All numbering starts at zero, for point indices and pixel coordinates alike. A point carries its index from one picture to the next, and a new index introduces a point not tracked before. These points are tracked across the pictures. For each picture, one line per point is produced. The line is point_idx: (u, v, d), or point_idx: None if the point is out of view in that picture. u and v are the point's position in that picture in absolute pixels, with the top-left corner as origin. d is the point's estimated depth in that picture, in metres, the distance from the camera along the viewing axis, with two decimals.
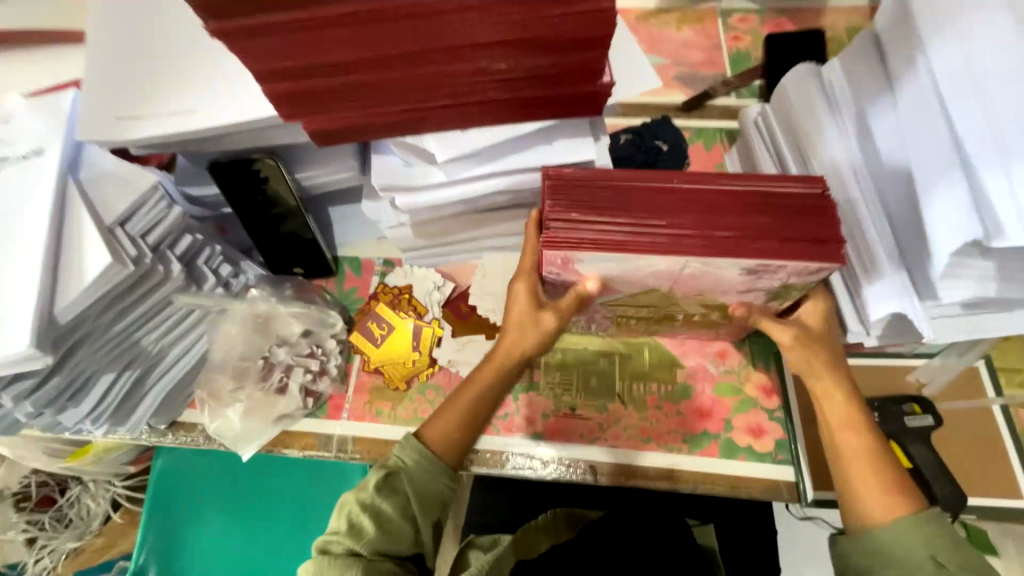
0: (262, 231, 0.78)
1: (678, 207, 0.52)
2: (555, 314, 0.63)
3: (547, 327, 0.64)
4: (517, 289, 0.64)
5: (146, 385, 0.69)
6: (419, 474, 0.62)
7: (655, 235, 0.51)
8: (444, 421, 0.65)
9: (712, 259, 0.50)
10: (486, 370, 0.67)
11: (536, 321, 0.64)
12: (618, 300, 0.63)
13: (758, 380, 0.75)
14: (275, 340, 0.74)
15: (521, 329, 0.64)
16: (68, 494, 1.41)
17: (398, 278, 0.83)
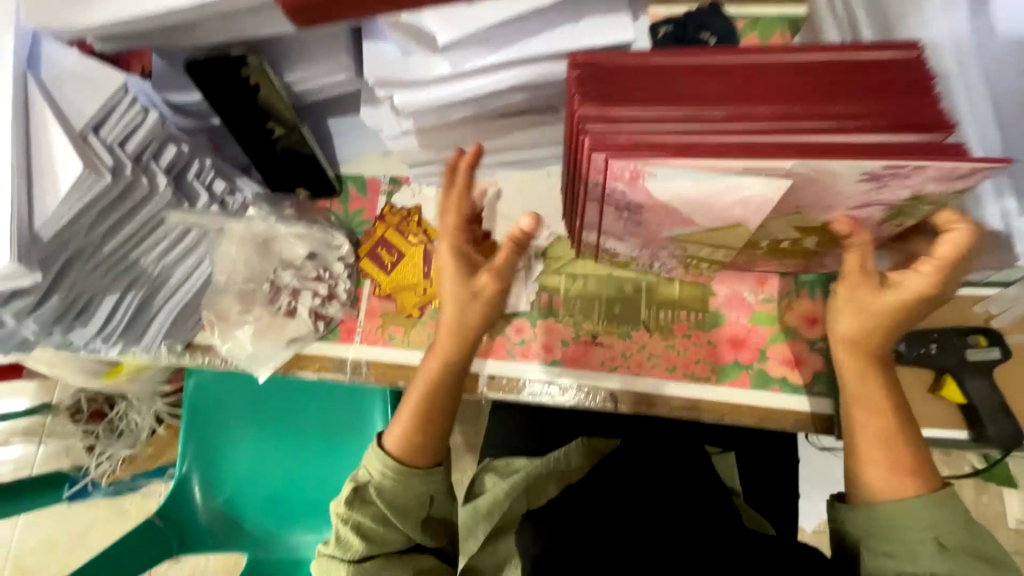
0: (256, 146, 0.71)
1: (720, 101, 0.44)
2: (489, 274, 0.54)
3: (487, 293, 0.55)
4: (440, 251, 0.56)
5: (154, 307, 0.67)
6: (390, 486, 0.57)
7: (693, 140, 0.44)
8: (399, 428, 0.58)
9: (775, 162, 0.42)
10: (430, 366, 0.57)
11: (467, 284, 0.54)
12: (692, 236, 0.57)
13: (800, 309, 0.68)
14: (278, 264, 0.71)
15: (463, 310, 0.55)
16: (118, 408, 1.53)
17: (405, 198, 0.77)
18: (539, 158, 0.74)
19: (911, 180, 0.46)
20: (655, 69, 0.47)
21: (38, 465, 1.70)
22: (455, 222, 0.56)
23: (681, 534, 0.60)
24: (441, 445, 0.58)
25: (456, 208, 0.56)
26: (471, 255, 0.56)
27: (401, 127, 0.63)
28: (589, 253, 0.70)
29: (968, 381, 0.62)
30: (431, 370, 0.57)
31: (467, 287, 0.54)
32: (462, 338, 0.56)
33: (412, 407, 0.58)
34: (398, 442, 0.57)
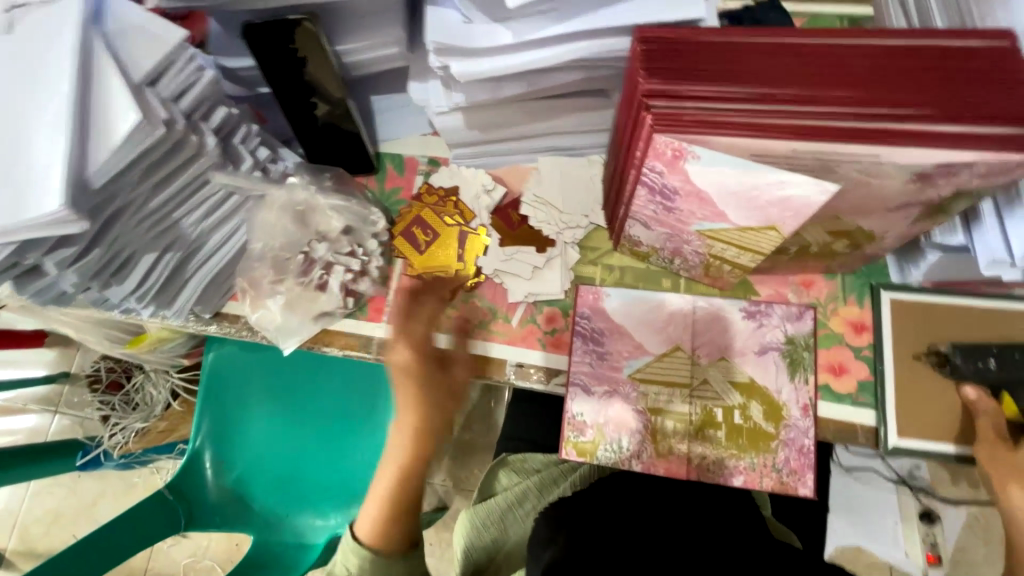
0: (303, 120, 0.70)
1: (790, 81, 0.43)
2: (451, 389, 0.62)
3: (444, 383, 0.61)
4: (394, 356, 0.61)
5: (187, 272, 0.67)
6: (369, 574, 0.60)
7: (755, 119, 0.42)
8: (368, 517, 0.61)
9: (836, 147, 0.41)
10: (393, 459, 0.61)
11: (416, 387, 0.59)
12: (650, 370, 0.65)
13: (848, 315, 0.65)
14: (314, 235, 0.70)
15: (428, 386, 0.60)
16: (134, 380, 1.55)
17: (442, 178, 0.76)
18: (584, 145, 0.73)
19: (991, 177, 0.43)
20: (723, 46, 0.45)
21: (51, 435, 1.71)
22: (405, 336, 0.62)
23: (703, 530, 0.56)
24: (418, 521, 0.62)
25: (403, 312, 0.63)
26: (426, 341, 0.62)
27: (450, 101, 0.62)
28: (627, 244, 0.67)
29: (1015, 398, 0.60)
30: (393, 469, 0.61)
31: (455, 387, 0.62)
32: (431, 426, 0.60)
33: (379, 500, 0.61)
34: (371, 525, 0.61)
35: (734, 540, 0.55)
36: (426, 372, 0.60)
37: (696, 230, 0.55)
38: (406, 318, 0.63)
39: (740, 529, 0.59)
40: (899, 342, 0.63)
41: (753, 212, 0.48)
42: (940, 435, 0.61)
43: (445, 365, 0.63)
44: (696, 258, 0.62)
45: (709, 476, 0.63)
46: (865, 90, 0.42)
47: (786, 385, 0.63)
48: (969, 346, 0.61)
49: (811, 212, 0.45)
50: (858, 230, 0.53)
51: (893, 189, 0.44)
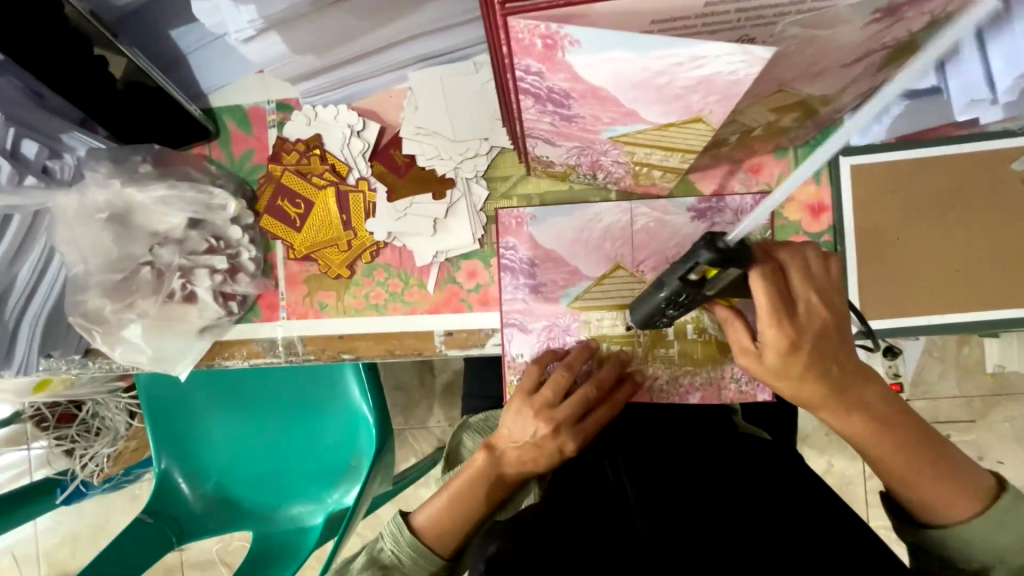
0: (81, 90, 0.51)
1: None
2: (578, 439, 0.55)
3: (572, 451, 0.55)
4: (530, 365, 0.57)
5: (9, 320, 0.54)
6: (406, 560, 0.56)
7: None
8: (432, 511, 0.57)
9: None
10: (476, 465, 0.57)
11: (530, 457, 0.55)
12: (589, 298, 0.57)
13: (804, 197, 0.56)
14: (151, 239, 0.55)
15: (534, 460, 0.55)
16: (87, 407, 1.44)
17: (297, 127, 0.59)
18: (459, 45, 0.55)
19: None
20: None
21: (36, 468, 1.58)
22: (523, 408, 0.55)
23: (688, 449, 0.52)
24: (467, 524, 0.57)
25: (535, 373, 0.56)
26: (563, 372, 0.55)
27: (244, 19, 0.44)
28: (539, 166, 0.54)
29: (978, 246, 0.55)
30: (459, 490, 0.57)
31: (588, 434, 0.55)
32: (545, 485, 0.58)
33: (444, 499, 0.57)
34: (427, 534, 0.57)
35: (725, 458, 0.50)
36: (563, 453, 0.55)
37: (608, 138, 0.42)
38: (532, 414, 0.55)
39: (735, 442, 0.54)
40: (863, 217, 0.55)
41: (670, 105, 0.35)
42: (910, 307, 0.55)
43: (577, 425, 0.55)
44: (620, 170, 0.50)
45: (668, 400, 0.58)
46: None
47: None
48: (642, 315, 0.47)
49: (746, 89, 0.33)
50: (808, 98, 0.41)
51: (848, 39, 0.32)
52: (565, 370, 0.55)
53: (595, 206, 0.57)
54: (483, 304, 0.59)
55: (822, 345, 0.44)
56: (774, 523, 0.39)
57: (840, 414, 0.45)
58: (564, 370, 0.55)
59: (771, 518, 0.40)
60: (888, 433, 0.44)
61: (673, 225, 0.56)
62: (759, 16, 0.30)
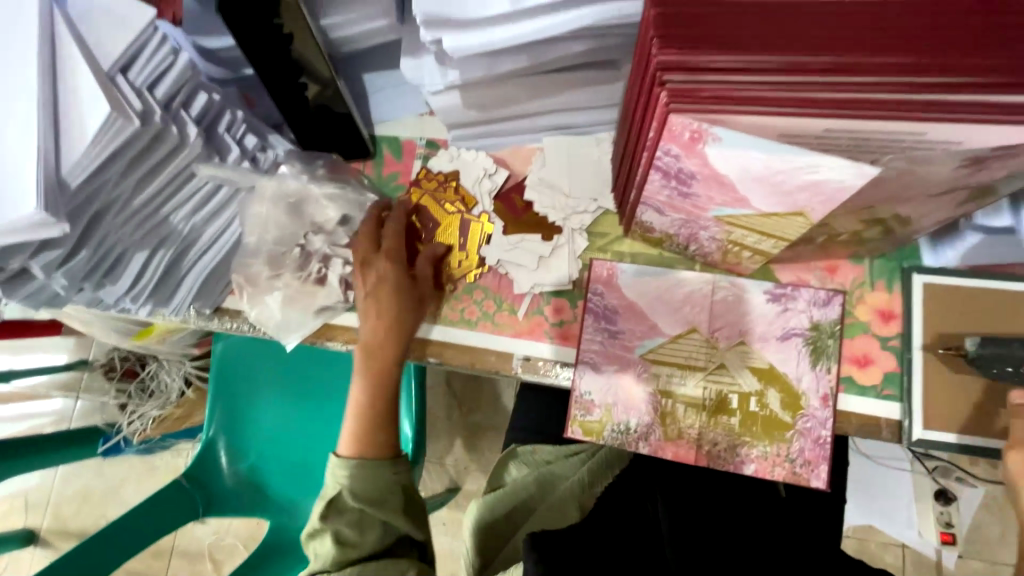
0: (290, 105, 0.65)
1: (826, 41, 0.37)
2: (389, 258, 0.65)
3: (385, 277, 0.64)
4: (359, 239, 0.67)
5: (183, 268, 0.65)
6: (356, 482, 0.60)
7: (780, 91, 0.38)
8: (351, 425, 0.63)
9: (879, 125, 0.36)
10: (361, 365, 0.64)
11: (386, 309, 0.63)
12: (662, 352, 0.63)
13: (875, 302, 0.61)
14: (310, 226, 0.68)
15: (386, 294, 0.63)
16: (148, 368, 1.47)
17: (441, 162, 0.72)
18: (589, 123, 0.67)
19: None
20: (756, 5, 0.38)
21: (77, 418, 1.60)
22: (357, 277, 0.65)
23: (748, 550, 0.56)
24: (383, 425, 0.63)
25: (371, 224, 0.67)
26: (369, 249, 0.66)
27: (444, 79, 0.57)
28: (638, 230, 0.63)
29: None
30: (366, 390, 0.64)
31: (397, 260, 0.65)
32: (395, 310, 0.63)
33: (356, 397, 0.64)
34: (350, 451, 0.62)
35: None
36: (391, 276, 0.64)
37: (713, 216, 0.51)
38: (360, 274, 0.65)
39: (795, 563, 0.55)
40: (934, 335, 0.59)
41: (778, 198, 0.44)
42: (973, 426, 0.57)
43: (383, 249, 0.66)
44: (713, 245, 0.58)
45: (724, 467, 0.60)
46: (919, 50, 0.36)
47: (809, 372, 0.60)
48: None
49: (847, 196, 0.41)
50: (893, 217, 0.48)
51: (939, 175, 0.40)
52: (361, 232, 0.66)
53: (680, 273, 0.64)
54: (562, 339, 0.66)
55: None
56: None
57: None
58: (362, 231, 0.67)
59: None
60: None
61: (751, 304, 0.62)
62: (866, 146, 0.39)
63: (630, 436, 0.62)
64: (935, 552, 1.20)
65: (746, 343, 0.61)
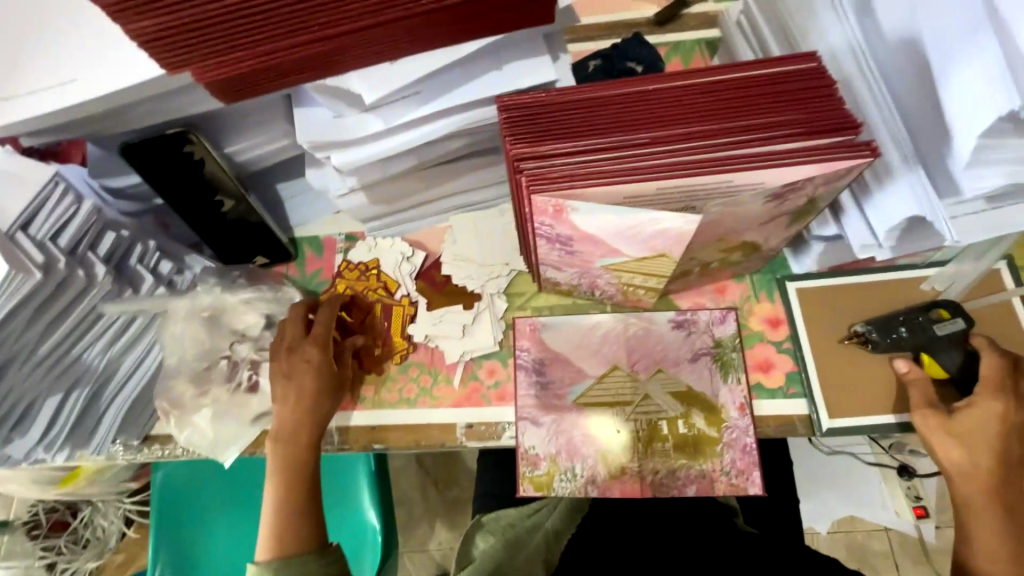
0: (201, 219, 0.68)
1: (639, 123, 0.46)
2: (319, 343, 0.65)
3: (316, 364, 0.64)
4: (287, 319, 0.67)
5: (102, 404, 0.63)
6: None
7: (615, 163, 0.45)
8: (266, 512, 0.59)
9: (693, 181, 0.44)
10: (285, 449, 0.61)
11: (308, 392, 0.63)
12: (592, 394, 0.67)
13: (764, 312, 0.69)
14: (233, 337, 0.69)
15: (313, 382, 0.63)
16: (81, 515, 1.30)
17: (360, 253, 0.76)
18: (488, 198, 0.75)
19: (821, 189, 0.48)
20: (582, 101, 0.47)
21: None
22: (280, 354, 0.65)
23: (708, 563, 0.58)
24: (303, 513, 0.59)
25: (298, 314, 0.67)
26: (299, 326, 0.66)
27: (346, 184, 0.62)
28: (549, 285, 0.69)
29: None
30: (281, 481, 0.60)
31: (323, 343, 0.65)
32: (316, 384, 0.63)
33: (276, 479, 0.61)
34: (267, 556, 0.56)
35: None
36: (317, 362, 0.64)
37: (600, 266, 0.58)
38: (285, 358, 0.64)
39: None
40: (816, 332, 0.67)
41: (642, 246, 0.51)
42: (870, 406, 0.64)
43: (310, 334, 0.66)
44: (612, 288, 0.64)
45: (669, 492, 0.63)
46: (707, 122, 0.46)
47: (723, 388, 0.65)
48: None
49: (691, 238, 0.48)
50: (745, 243, 0.56)
51: (756, 210, 0.48)
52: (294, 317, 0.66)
53: (596, 317, 0.70)
54: (498, 399, 0.69)
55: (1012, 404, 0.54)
56: None
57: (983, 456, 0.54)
58: (292, 317, 0.66)
59: None
60: (1005, 486, 0.53)
61: (661, 334, 0.68)
62: (694, 196, 0.47)
63: (579, 482, 0.64)
64: (914, 528, 1.24)
65: (662, 370, 0.67)
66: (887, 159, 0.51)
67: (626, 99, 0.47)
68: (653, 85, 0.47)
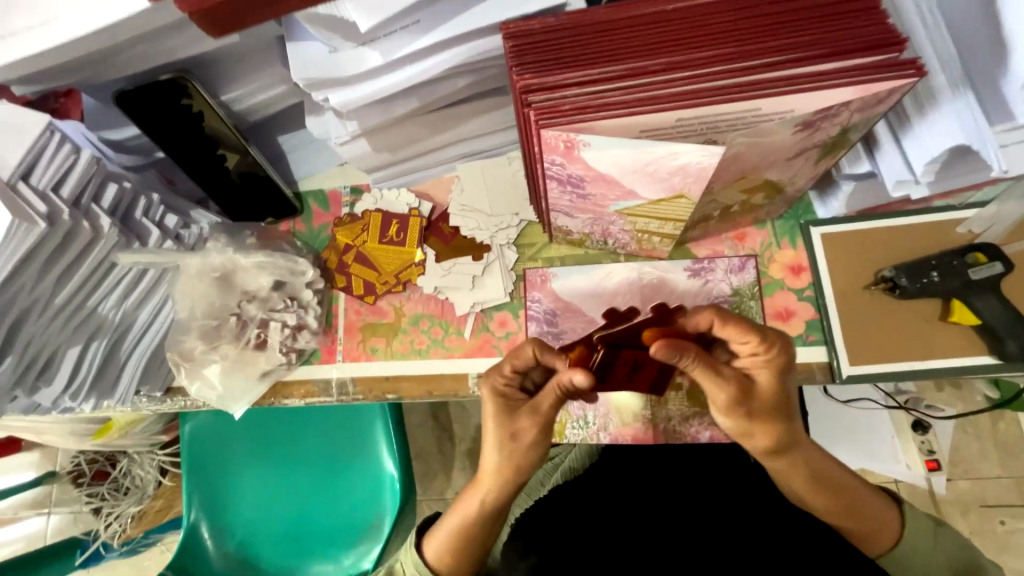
0: (205, 172, 0.67)
1: (657, 48, 0.42)
2: (534, 417, 0.53)
3: (528, 440, 0.53)
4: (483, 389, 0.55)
5: (121, 356, 0.65)
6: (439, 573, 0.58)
7: (628, 93, 0.42)
8: (445, 530, 0.57)
9: (715, 111, 0.41)
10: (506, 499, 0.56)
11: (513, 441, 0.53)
12: None
13: (785, 260, 0.66)
14: (242, 296, 0.68)
15: (501, 457, 0.54)
16: (120, 465, 1.38)
17: (365, 205, 0.75)
18: (496, 145, 0.72)
19: (856, 118, 0.44)
20: (594, 25, 0.43)
21: (50, 536, 1.45)
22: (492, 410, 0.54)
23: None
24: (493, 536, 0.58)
25: (525, 356, 0.53)
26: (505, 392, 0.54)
27: (347, 130, 0.60)
28: (560, 235, 0.67)
29: None
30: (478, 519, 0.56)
31: (544, 417, 0.53)
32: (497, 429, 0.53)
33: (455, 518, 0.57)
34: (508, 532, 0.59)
35: (720, 522, 0.54)
36: (537, 435, 0.53)
37: (614, 210, 0.55)
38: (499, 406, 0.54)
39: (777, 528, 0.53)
40: (839, 279, 0.64)
41: (657, 184, 0.48)
42: (893, 352, 0.62)
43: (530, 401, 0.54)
44: (626, 236, 0.61)
45: (681, 439, 0.63)
46: (733, 44, 0.41)
47: None
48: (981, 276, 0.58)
49: (710, 175, 0.45)
50: (768, 183, 0.53)
51: (783, 142, 0.44)
52: (505, 368, 0.54)
53: (611, 267, 0.68)
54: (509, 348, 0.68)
55: (781, 421, 0.49)
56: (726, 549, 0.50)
57: (768, 452, 0.51)
58: (507, 368, 0.54)
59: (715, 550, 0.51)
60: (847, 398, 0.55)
61: (676, 283, 0.66)
62: (716, 128, 0.44)
63: (590, 430, 0.65)
64: (926, 481, 1.23)
65: None
66: (934, 82, 0.45)
67: (643, 21, 0.43)
68: (673, 5, 0.43)
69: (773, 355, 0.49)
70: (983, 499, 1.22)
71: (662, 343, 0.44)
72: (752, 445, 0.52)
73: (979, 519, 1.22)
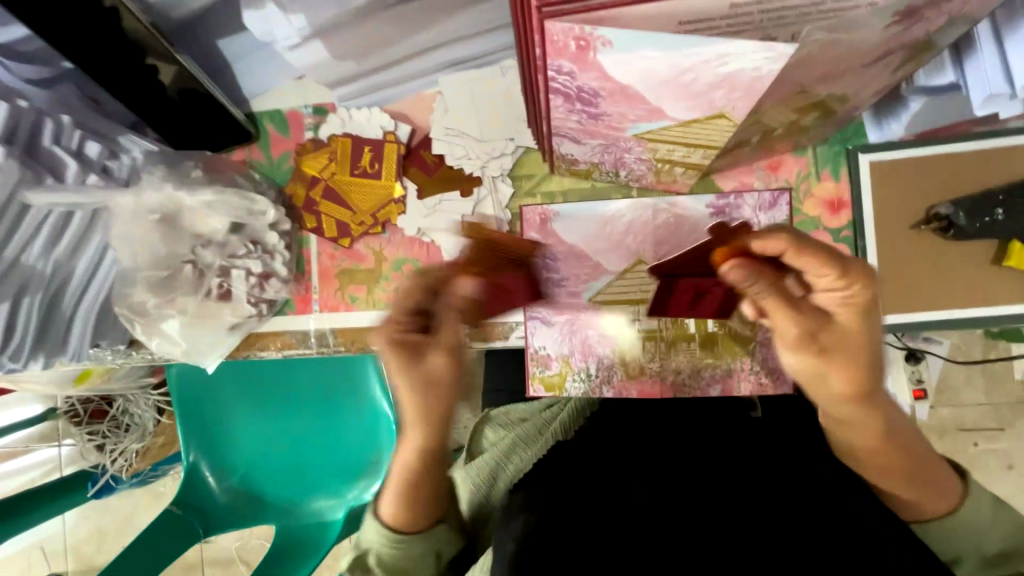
0: (134, 93, 0.54)
1: None
2: (446, 351, 0.44)
3: (444, 377, 0.44)
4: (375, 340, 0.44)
5: (64, 310, 0.58)
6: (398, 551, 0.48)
7: None
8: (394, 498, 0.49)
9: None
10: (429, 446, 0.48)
11: (437, 380, 0.44)
12: (610, 291, 0.59)
13: (823, 194, 0.57)
14: (194, 240, 0.59)
15: (426, 402, 0.45)
16: (116, 403, 1.37)
17: (332, 128, 0.63)
18: (487, 52, 0.58)
19: (971, 5, 0.32)
20: None
21: (66, 463, 1.49)
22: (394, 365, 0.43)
23: (724, 477, 0.38)
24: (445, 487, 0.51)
25: (414, 290, 0.42)
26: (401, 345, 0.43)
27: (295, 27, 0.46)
28: (563, 165, 0.56)
29: None
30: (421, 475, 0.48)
31: (451, 350, 0.43)
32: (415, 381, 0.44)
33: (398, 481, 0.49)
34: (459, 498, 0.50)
35: (754, 453, 0.44)
36: (455, 373, 0.44)
37: (632, 136, 0.45)
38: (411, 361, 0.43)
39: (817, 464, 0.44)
40: (885, 216, 0.55)
41: (694, 101, 0.37)
42: (935, 298, 0.55)
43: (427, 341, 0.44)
44: (643, 166, 0.52)
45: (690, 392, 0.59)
46: None
47: None
48: None
49: (766, 88, 0.35)
50: (826, 100, 0.43)
51: (869, 40, 0.34)
52: (394, 313, 0.43)
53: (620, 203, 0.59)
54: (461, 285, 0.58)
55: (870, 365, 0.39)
56: (773, 490, 0.37)
57: (839, 400, 0.41)
58: (396, 312, 0.43)
59: (775, 491, 0.37)
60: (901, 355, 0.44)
61: (695, 222, 0.57)
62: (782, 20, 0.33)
63: (592, 382, 0.61)
64: (911, 409, 1.24)
65: None
66: None
67: None
68: None
69: (859, 291, 0.37)
70: (961, 425, 1.24)
71: (735, 262, 0.35)
72: (823, 394, 0.41)
73: (955, 442, 1.25)
